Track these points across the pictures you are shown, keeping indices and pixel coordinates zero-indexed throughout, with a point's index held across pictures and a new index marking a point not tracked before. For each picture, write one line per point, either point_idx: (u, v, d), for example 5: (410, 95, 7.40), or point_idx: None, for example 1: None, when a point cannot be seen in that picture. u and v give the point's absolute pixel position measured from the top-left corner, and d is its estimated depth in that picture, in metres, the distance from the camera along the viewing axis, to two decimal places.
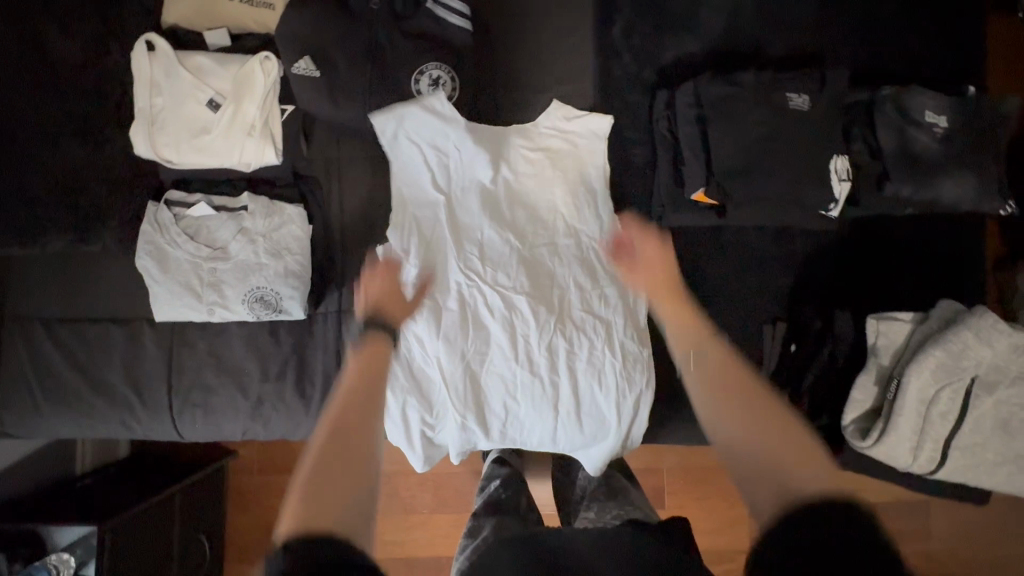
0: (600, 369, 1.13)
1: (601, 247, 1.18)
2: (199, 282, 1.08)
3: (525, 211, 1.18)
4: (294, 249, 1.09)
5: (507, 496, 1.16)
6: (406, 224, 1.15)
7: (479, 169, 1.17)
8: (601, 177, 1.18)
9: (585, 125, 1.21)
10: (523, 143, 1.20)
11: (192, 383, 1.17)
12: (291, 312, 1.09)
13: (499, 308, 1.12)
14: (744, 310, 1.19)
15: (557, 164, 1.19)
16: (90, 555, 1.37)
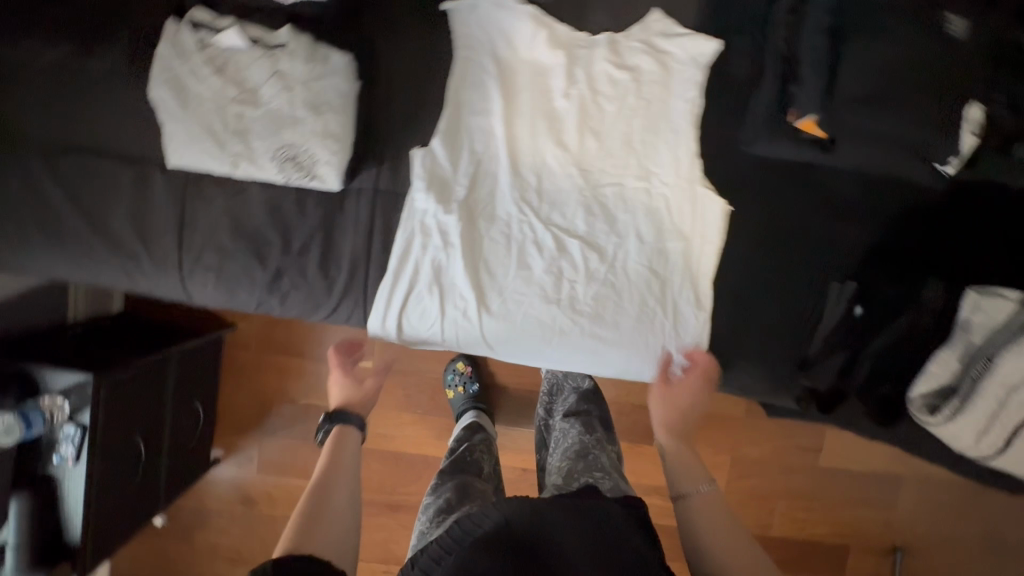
0: (643, 325, 1.09)
1: (674, 194, 1.08)
2: (223, 127, 0.93)
3: (595, 141, 1.08)
4: (336, 107, 0.93)
5: (470, 459, 1.26)
6: (460, 134, 1.07)
7: (551, 86, 1.07)
8: (690, 114, 1.05)
9: (685, 48, 1.06)
10: (610, 56, 1.06)
11: (206, 243, 1.06)
12: (325, 180, 0.95)
13: (546, 243, 1.08)
14: (814, 265, 1.08)
15: (642, 87, 1.07)
16: (85, 403, 1.33)
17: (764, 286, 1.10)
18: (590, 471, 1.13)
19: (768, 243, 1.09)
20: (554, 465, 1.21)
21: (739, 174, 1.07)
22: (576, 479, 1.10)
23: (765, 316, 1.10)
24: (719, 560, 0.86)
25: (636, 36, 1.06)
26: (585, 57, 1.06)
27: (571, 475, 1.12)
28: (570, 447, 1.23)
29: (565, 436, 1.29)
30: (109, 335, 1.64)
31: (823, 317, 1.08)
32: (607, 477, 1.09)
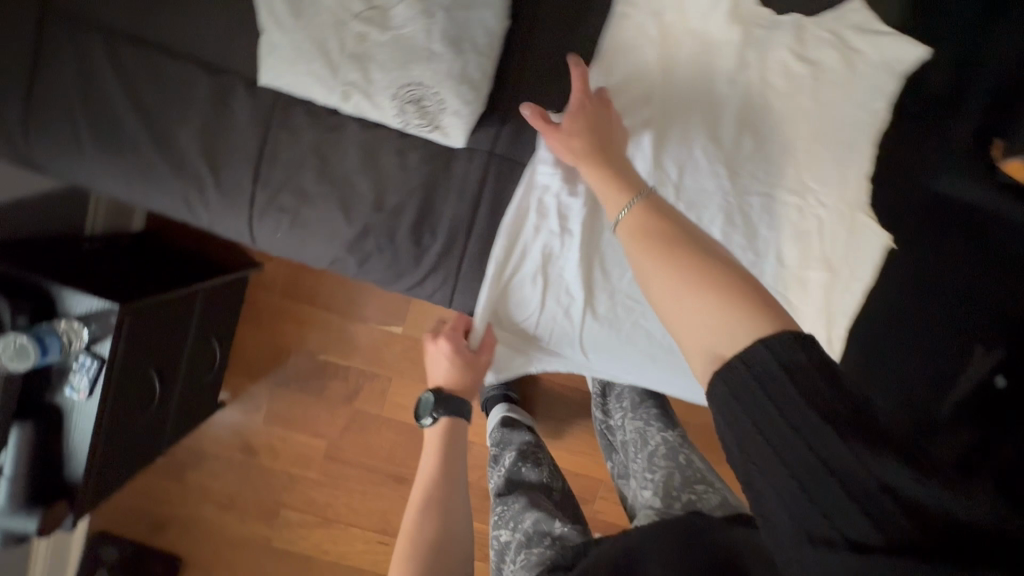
0: None
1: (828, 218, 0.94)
2: (340, 48, 0.76)
3: (752, 142, 0.93)
4: (479, 47, 0.77)
5: (524, 468, 1.13)
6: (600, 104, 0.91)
7: (716, 65, 0.90)
8: (867, 131, 0.91)
9: (883, 48, 0.89)
10: (792, 45, 0.90)
11: (285, 183, 0.90)
12: (449, 134, 0.80)
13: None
14: (967, 325, 0.96)
15: (821, 87, 0.91)
16: (105, 333, 1.17)
17: (901, 336, 0.97)
18: (691, 483, 1.01)
19: (918, 289, 0.96)
20: (639, 473, 1.11)
21: (903, 210, 0.94)
22: (675, 497, 0.99)
23: (897, 370, 0.98)
24: (712, 327, 0.52)
25: (828, 25, 0.89)
26: (761, 38, 0.90)
27: (666, 491, 1.01)
28: (654, 451, 1.13)
29: (642, 439, 1.18)
30: (131, 257, 1.48)
31: (959, 380, 0.97)
32: (712, 491, 0.98)
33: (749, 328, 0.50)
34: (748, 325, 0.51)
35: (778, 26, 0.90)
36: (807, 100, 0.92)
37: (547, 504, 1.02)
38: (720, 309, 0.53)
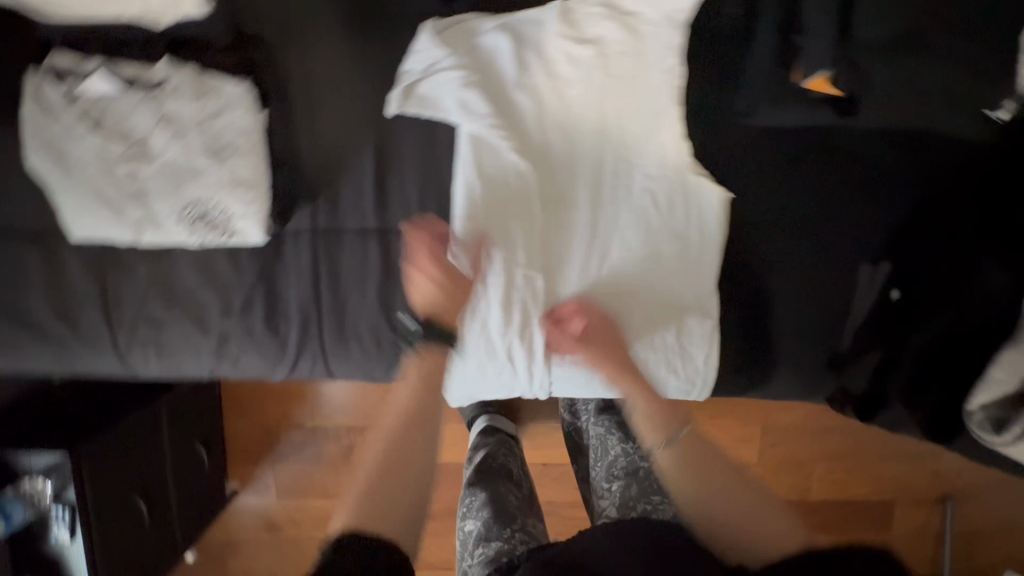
0: (646, 341, 0.95)
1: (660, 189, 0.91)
2: (117, 191, 0.79)
3: (560, 138, 0.90)
4: (240, 149, 0.78)
5: (496, 464, 1.16)
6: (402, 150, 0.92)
7: (500, 74, 0.88)
8: (671, 89, 0.86)
9: (657, 4, 0.85)
10: (567, 31, 0.87)
11: (138, 316, 0.94)
12: (246, 237, 0.81)
13: (529, 265, 0.92)
14: (836, 248, 0.93)
15: (609, 64, 0.88)
16: (67, 481, 1.18)
17: (778, 277, 0.94)
18: (646, 494, 1.02)
19: (784, 227, 0.92)
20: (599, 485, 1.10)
21: (739, 154, 0.88)
22: (630, 508, 1.00)
23: (785, 312, 0.95)
24: (751, 525, 0.76)
25: (593, 2, 0.87)
26: (532, 35, 0.88)
27: (622, 502, 1.02)
28: (614, 465, 1.11)
29: (602, 449, 1.16)
30: None
31: (852, 304, 0.93)
32: (666, 504, 0.99)
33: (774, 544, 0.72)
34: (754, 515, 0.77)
35: (546, 17, 0.87)
36: (601, 78, 0.89)
37: (512, 505, 1.06)
38: (738, 498, 0.79)
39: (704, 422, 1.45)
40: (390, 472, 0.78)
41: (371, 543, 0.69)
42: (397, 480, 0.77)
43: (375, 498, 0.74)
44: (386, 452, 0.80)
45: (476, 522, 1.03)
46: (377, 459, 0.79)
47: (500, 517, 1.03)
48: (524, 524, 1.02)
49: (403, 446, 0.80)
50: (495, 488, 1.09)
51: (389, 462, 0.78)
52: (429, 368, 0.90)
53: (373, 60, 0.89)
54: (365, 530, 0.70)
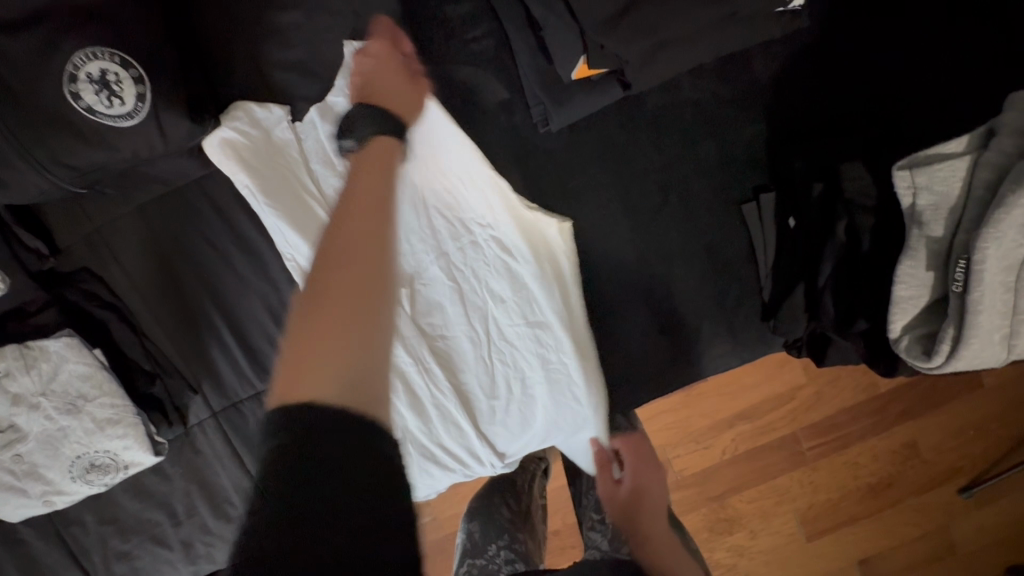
0: (559, 377, 0.86)
1: (502, 227, 0.84)
2: (11, 477, 0.81)
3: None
4: (91, 392, 0.79)
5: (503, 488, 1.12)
6: (251, 309, 0.91)
7: (297, 188, 0.84)
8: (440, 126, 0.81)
9: None
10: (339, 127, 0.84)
11: (107, 556, 0.97)
12: (140, 461, 0.83)
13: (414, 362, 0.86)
14: (707, 201, 0.84)
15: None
16: None
17: (667, 256, 0.86)
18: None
19: (642, 205, 0.85)
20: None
21: (557, 161, 0.84)
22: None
23: (688, 283, 0.86)
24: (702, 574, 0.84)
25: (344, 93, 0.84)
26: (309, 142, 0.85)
27: None
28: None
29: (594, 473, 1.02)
30: None
31: (754, 246, 0.84)
32: None
33: None
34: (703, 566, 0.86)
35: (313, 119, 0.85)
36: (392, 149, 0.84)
37: (502, 517, 1.08)
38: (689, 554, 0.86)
39: (728, 376, 1.29)
40: (321, 307, 0.45)
41: (341, 408, 0.41)
42: (348, 292, 0.46)
43: (309, 348, 0.43)
44: (316, 267, 0.48)
45: (466, 535, 1.08)
46: (320, 271, 0.48)
47: (493, 530, 1.07)
48: (512, 540, 1.05)
49: (359, 224, 0.50)
50: (492, 516, 1.08)
51: (331, 251, 0.48)
52: (382, 150, 0.60)
53: (185, 243, 0.89)
54: (320, 396, 0.41)
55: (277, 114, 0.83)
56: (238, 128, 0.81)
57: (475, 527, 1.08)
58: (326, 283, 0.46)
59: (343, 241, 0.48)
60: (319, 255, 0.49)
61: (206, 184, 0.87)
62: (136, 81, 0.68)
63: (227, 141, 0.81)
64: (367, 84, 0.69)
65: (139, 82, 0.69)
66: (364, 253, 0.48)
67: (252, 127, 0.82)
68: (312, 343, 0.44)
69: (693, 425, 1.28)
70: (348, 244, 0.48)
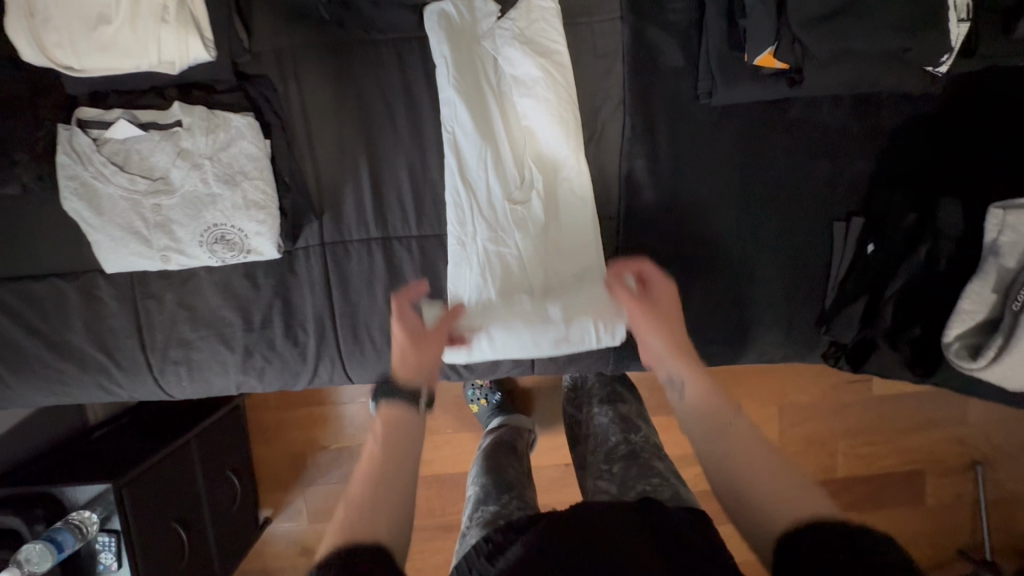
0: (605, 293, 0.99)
1: (635, 172, 0.98)
2: (144, 222, 0.87)
3: (529, 138, 0.97)
4: (251, 172, 0.87)
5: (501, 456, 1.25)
6: (393, 167, 1.01)
7: (478, 79, 0.95)
8: (560, 74, 0.94)
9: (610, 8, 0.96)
10: (511, 48, 0.94)
11: (169, 339, 1.02)
12: (262, 252, 0.89)
13: (522, 253, 0.97)
14: (806, 211, 0.99)
15: (556, 76, 0.94)
16: None
17: (758, 244, 1.00)
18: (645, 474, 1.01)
19: (756, 194, 0.99)
20: (598, 467, 1.08)
21: (701, 132, 0.97)
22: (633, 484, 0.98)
23: (764, 273, 1.00)
24: (774, 504, 0.64)
25: (518, 23, 0.93)
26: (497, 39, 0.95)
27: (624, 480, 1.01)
28: (613, 450, 1.11)
29: (600, 438, 1.17)
30: (142, 421, 1.53)
31: (832, 258, 0.98)
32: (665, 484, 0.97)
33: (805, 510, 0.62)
34: (804, 500, 0.63)
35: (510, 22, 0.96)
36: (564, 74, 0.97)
37: (510, 476, 1.17)
38: (752, 477, 0.67)
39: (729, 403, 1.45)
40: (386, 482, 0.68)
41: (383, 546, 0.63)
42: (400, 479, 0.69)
43: (367, 518, 0.65)
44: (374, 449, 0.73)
45: (477, 489, 1.14)
46: (371, 466, 0.71)
47: (500, 482, 1.15)
48: (521, 495, 1.12)
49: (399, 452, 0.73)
50: (497, 474, 1.17)
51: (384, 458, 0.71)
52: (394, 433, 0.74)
53: (361, 88, 0.98)
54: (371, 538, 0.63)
55: (490, 9, 0.94)
56: (453, 10, 0.93)
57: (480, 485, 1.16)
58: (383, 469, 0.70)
59: (393, 456, 0.72)
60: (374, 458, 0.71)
61: (402, 44, 0.97)
62: None
63: (442, 18, 0.93)
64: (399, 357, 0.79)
65: None
66: (405, 473, 0.71)
67: (465, 11, 0.93)
68: (368, 503, 0.66)
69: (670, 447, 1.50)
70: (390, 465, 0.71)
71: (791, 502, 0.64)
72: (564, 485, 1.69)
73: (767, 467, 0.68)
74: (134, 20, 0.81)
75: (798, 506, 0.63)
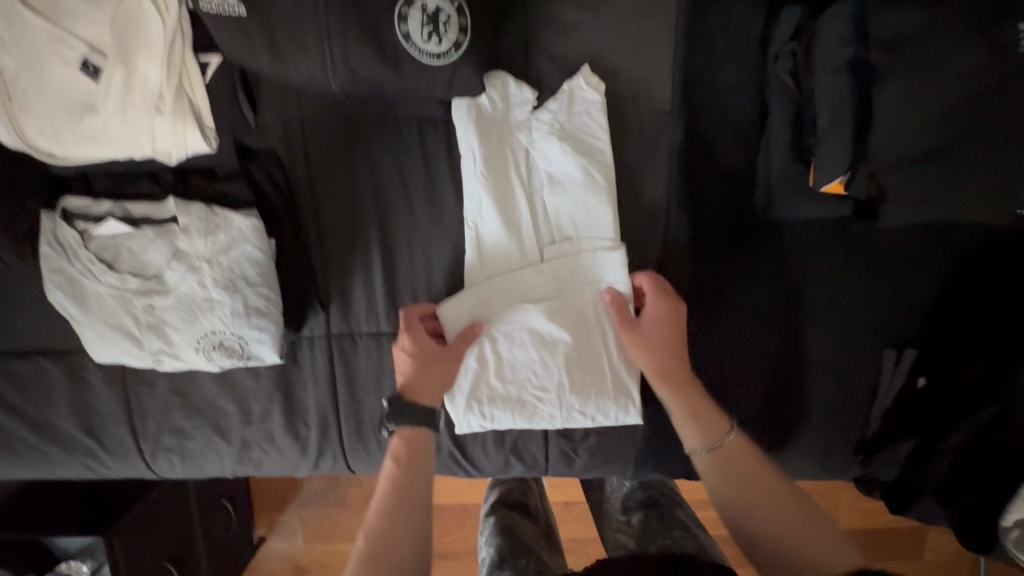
0: (629, 394, 0.85)
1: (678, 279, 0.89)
2: (134, 324, 0.80)
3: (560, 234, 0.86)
4: (252, 277, 0.78)
5: (510, 513, 1.14)
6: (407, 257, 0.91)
7: (507, 167, 0.84)
8: (600, 170, 0.84)
9: (660, 102, 0.85)
10: (548, 143, 0.84)
11: (161, 426, 0.96)
12: (262, 358, 0.82)
13: (540, 358, 0.84)
14: (857, 333, 0.91)
15: (598, 177, 0.84)
16: None
17: (802, 363, 0.92)
18: (667, 527, 0.89)
19: (803, 311, 0.90)
20: (616, 520, 0.97)
21: (749, 242, 0.88)
22: (650, 539, 0.87)
23: (805, 396, 0.93)
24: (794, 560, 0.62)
25: (559, 115, 0.84)
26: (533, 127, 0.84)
27: (642, 535, 0.90)
28: (630, 499, 1.00)
29: (612, 487, 1.05)
30: None
31: (879, 384, 0.90)
32: (688, 537, 0.85)
33: (821, 544, 0.62)
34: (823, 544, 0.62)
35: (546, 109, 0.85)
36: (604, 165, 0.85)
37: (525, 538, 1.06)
38: (762, 510, 0.66)
39: None
40: (388, 549, 0.62)
41: None
42: (401, 546, 0.63)
43: None
44: (384, 504, 0.67)
45: (489, 550, 1.03)
46: (384, 504, 0.66)
47: (513, 541, 1.04)
48: (538, 557, 1.01)
49: (409, 489, 0.68)
50: (508, 533, 1.07)
51: (394, 507, 0.66)
52: (414, 447, 0.72)
53: (375, 171, 0.88)
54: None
55: (525, 95, 0.84)
56: (481, 98, 0.83)
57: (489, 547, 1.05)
58: (388, 531, 0.64)
59: (402, 499, 0.67)
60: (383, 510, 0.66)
61: (426, 127, 0.87)
62: (459, 28, 0.72)
63: (471, 107, 0.82)
64: (413, 382, 0.76)
65: (460, 32, 0.72)
66: (415, 525, 0.65)
67: (497, 98, 0.83)
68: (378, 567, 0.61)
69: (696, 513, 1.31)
70: (397, 509, 0.66)
71: (801, 541, 0.62)
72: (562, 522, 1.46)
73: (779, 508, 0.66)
74: (125, 112, 0.72)
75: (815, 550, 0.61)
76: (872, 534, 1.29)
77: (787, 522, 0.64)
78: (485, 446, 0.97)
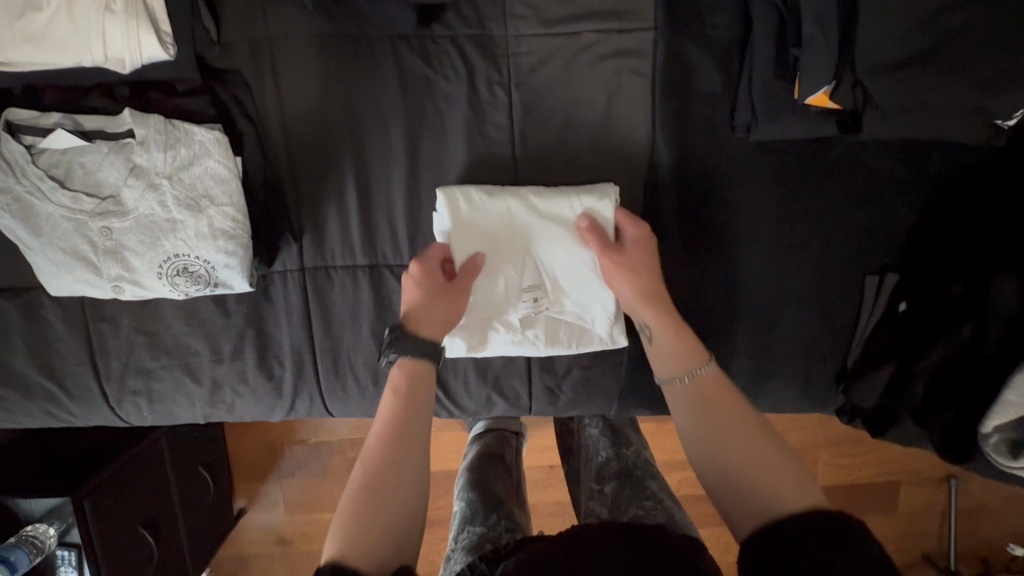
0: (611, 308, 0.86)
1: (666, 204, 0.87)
2: (91, 248, 0.75)
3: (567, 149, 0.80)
4: (218, 197, 0.74)
5: (484, 468, 1.12)
6: (383, 185, 0.87)
7: None
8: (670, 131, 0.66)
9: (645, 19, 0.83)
10: None
11: (126, 367, 0.91)
12: (230, 286, 0.77)
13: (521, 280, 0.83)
14: (842, 259, 0.90)
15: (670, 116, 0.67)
16: None
17: (787, 290, 0.91)
18: (639, 497, 0.85)
19: (788, 237, 0.89)
20: (589, 488, 0.93)
21: (737, 166, 0.86)
22: (622, 510, 0.83)
23: (789, 324, 0.92)
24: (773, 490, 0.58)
25: None
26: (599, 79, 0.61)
27: (614, 506, 0.85)
28: (605, 469, 0.94)
29: (589, 453, 1.00)
30: None
31: (860, 315, 0.91)
32: (659, 508, 0.82)
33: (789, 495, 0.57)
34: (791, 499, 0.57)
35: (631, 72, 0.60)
36: None
37: (498, 492, 1.04)
38: (743, 452, 0.62)
39: None
40: (376, 486, 0.63)
41: None
42: (392, 486, 0.63)
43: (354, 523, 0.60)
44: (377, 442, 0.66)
45: (462, 505, 1.01)
46: (379, 443, 0.66)
47: (487, 497, 1.01)
48: (509, 513, 0.99)
49: (408, 432, 0.67)
50: (482, 489, 1.04)
51: (389, 447, 0.66)
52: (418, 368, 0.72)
53: (346, 92, 0.83)
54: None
55: None
56: None
57: (461, 503, 1.02)
58: (383, 467, 0.64)
59: (398, 441, 0.66)
60: (378, 446, 0.66)
61: (402, 45, 0.82)
62: None
63: None
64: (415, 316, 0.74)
65: None
66: (412, 469, 0.65)
67: None
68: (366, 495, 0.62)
69: (678, 473, 1.30)
70: (389, 450, 0.66)
71: (773, 487, 0.59)
72: (541, 482, 1.44)
73: (761, 459, 0.61)
74: (71, 8, 0.67)
75: (765, 495, 0.58)
76: (848, 489, 1.29)
77: (752, 463, 0.61)
78: (467, 384, 0.95)
